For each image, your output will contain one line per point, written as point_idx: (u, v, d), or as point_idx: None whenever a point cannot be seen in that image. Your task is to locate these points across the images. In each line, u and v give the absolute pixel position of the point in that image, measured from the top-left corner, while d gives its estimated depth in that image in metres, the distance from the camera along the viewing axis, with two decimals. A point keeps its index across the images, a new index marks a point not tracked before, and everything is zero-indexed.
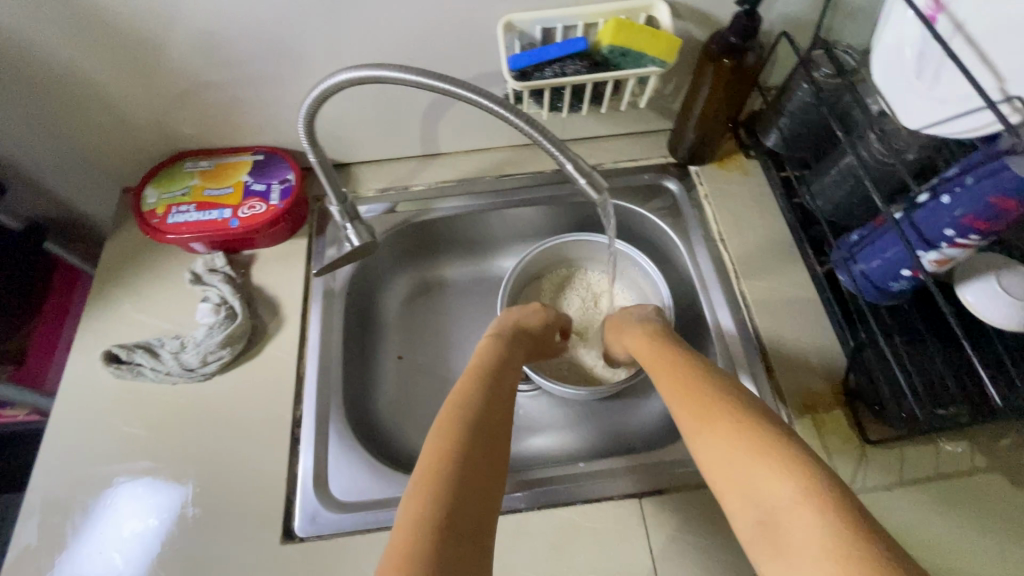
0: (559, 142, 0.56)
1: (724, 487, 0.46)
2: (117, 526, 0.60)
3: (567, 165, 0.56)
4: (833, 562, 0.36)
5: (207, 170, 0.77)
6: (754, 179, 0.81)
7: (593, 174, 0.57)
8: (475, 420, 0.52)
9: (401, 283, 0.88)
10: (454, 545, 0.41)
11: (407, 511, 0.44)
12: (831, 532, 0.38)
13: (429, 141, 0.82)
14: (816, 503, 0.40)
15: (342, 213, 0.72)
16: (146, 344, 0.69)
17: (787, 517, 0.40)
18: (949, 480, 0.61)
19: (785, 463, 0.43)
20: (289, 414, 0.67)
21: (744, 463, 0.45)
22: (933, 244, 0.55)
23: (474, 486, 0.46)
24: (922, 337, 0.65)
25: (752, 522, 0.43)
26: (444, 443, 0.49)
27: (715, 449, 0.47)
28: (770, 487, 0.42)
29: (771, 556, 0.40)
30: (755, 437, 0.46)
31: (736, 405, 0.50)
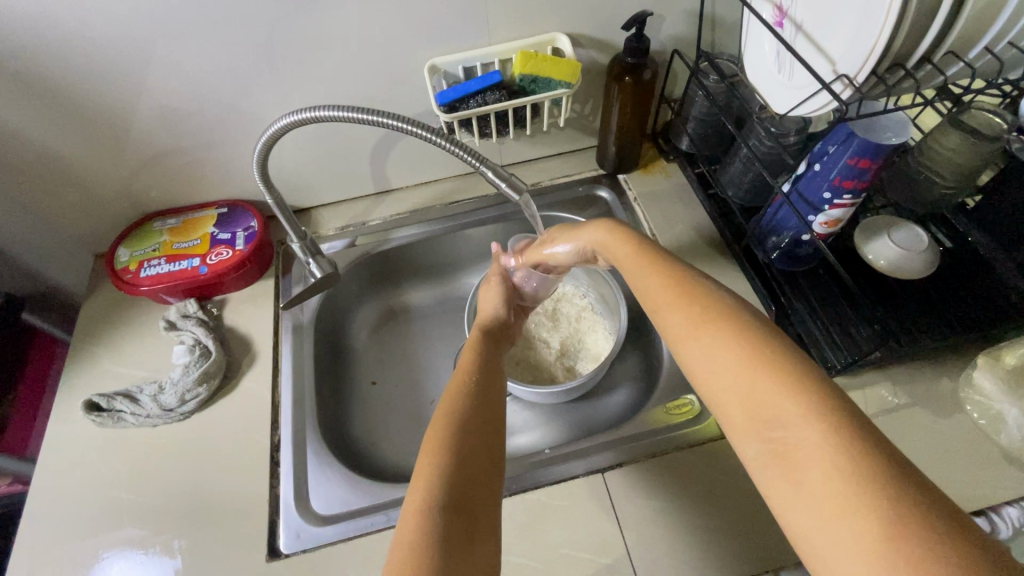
0: (479, 153, 0.63)
1: (729, 405, 0.43)
2: None
3: (487, 173, 0.63)
4: (848, 482, 0.36)
5: (175, 226, 0.83)
6: (675, 179, 0.90)
7: (512, 178, 0.64)
8: (468, 409, 0.52)
9: (369, 313, 0.94)
10: (459, 531, 0.42)
11: (409, 504, 0.43)
12: (845, 450, 0.37)
13: (380, 178, 0.90)
14: (830, 422, 0.38)
15: (303, 249, 0.79)
16: (126, 391, 0.72)
17: (799, 437, 0.39)
18: (877, 417, 0.67)
19: (798, 382, 0.41)
20: (268, 440, 0.70)
21: (753, 384, 0.42)
22: (818, 209, 0.64)
23: (475, 467, 0.47)
24: (835, 296, 0.72)
25: (759, 441, 0.41)
26: (440, 435, 0.49)
27: (719, 366, 0.45)
28: (783, 406, 0.40)
29: (780, 478, 0.39)
30: (762, 354, 0.44)
31: (736, 320, 0.47)
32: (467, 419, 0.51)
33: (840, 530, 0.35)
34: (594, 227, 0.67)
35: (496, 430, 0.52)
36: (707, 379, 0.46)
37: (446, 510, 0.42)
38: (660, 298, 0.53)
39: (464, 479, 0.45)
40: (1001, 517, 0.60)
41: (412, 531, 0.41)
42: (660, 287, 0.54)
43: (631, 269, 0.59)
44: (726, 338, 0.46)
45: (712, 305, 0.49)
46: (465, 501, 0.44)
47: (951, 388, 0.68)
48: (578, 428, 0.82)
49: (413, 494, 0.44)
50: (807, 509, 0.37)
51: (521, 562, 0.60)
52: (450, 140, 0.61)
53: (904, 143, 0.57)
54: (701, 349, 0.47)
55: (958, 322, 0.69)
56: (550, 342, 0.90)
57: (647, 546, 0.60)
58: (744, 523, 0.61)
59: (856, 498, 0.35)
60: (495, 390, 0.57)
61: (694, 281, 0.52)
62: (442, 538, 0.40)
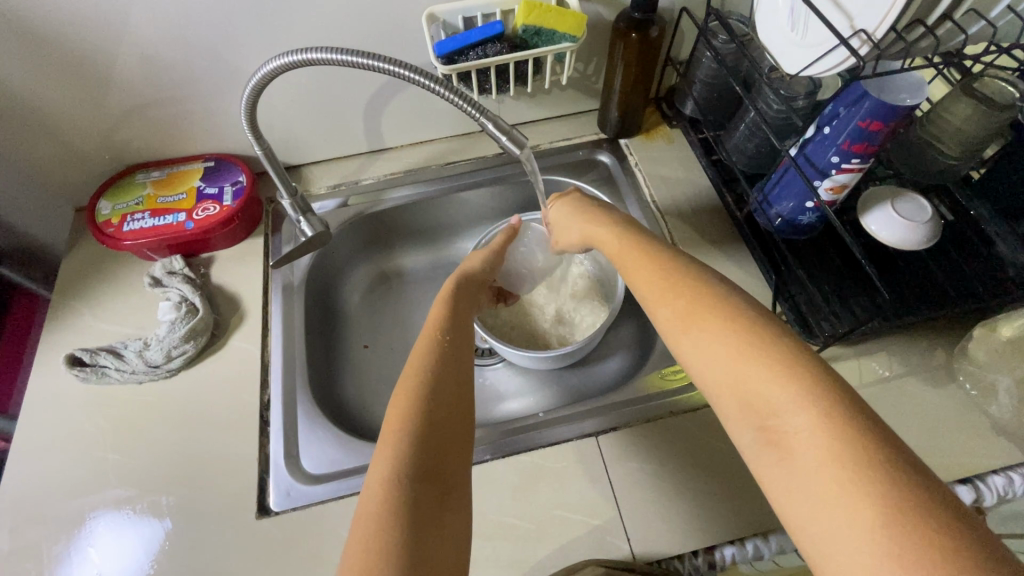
0: (479, 104, 0.60)
1: (723, 392, 0.43)
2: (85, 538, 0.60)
3: (488, 126, 0.60)
4: (843, 469, 0.35)
5: (160, 179, 0.80)
6: (677, 145, 0.88)
7: (513, 132, 0.61)
8: (435, 372, 0.50)
9: (361, 275, 0.92)
10: (428, 503, 0.41)
11: (374, 478, 0.42)
12: (840, 436, 0.36)
13: (374, 136, 0.87)
14: (824, 408, 0.38)
15: (294, 206, 0.76)
16: (111, 347, 0.70)
17: (794, 424, 0.38)
18: (872, 387, 0.67)
19: (792, 368, 0.40)
20: (257, 400, 0.69)
21: (747, 370, 0.42)
22: (825, 174, 0.63)
23: (443, 433, 0.46)
24: (836, 266, 0.71)
25: (752, 428, 0.41)
26: (408, 402, 0.47)
27: (714, 353, 0.44)
28: (777, 393, 0.40)
29: (775, 466, 0.38)
30: (756, 340, 0.43)
31: (729, 305, 0.46)
32: (436, 384, 0.49)
33: (834, 518, 0.35)
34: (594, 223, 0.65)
35: (467, 395, 0.50)
36: (701, 365, 0.45)
37: (414, 482, 0.42)
38: (652, 289, 0.52)
39: (431, 450, 0.44)
40: (987, 486, 0.60)
41: (379, 503, 0.40)
42: (653, 275, 0.53)
43: (626, 256, 0.58)
44: (721, 325, 0.45)
45: (702, 292, 0.48)
46: (433, 469, 0.43)
47: (945, 359, 0.68)
48: (571, 394, 0.82)
49: (378, 467, 0.43)
50: (801, 495, 0.36)
51: (514, 522, 0.60)
52: (450, 89, 0.58)
53: (919, 105, 0.55)
54: (696, 337, 0.46)
55: (956, 294, 0.68)
56: (546, 308, 0.90)
57: (638, 509, 0.61)
58: (738, 487, 0.61)
59: (851, 484, 0.35)
60: (466, 351, 0.55)
61: (686, 270, 0.52)
62: (410, 511, 0.40)
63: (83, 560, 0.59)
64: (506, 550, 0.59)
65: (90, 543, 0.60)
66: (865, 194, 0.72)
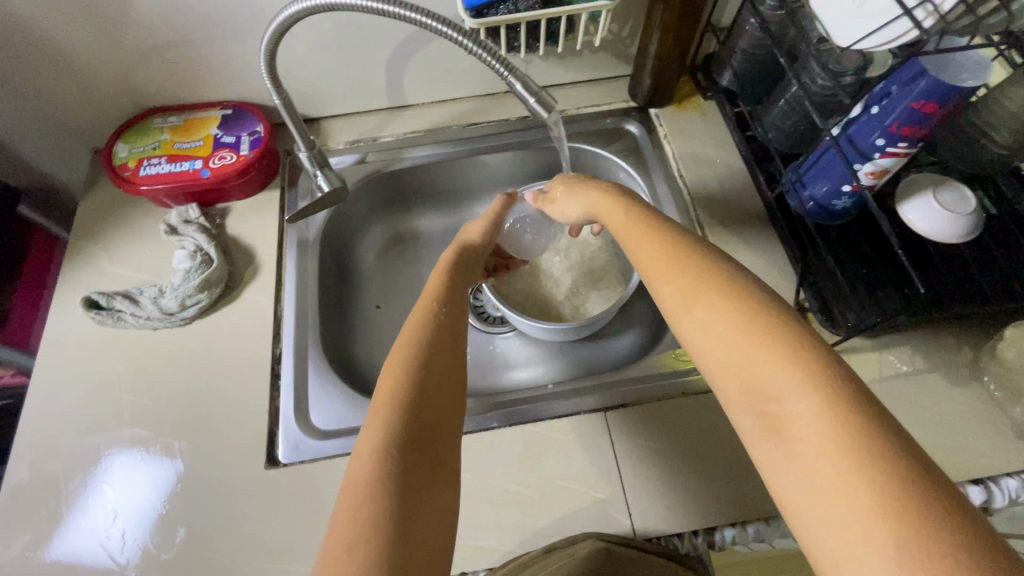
0: (507, 61, 0.57)
1: (723, 375, 0.41)
2: (105, 463, 0.62)
3: (516, 85, 0.57)
4: (844, 456, 0.33)
5: (177, 124, 0.78)
6: (710, 118, 0.84)
7: (542, 93, 0.59)
8: (425, 345, 0.49)
9: (376, 234, 0.91)
10: (415, 477, 0.41)
11: (361, 449, 0.42)
12: (842, 423, 0.34)
13: (396, 92, 0.84)
14: (828, 394, 0.36)
15: (311, 159, 0.74)
16: (126, 292, 0.70)
17: (795, 408, 0.36)
18: (891, 381, 0.65)
19: (796, 349, 0.38)
20: (268, 353, 0.69)
21: (750, 352, 0.40)
22: (867, 157, 0.60)
23: (430, 408, 0.45)
24: (867, 254, 0.68)
25: (751, 412, 0.38)
26: (397, 375, 0.46)
27: (715, 334, 0.42)
28: (780, 376, 0.38)
29: (774, 452, 0.36)
30: (760, 322, 0.41)
31: (733, 285, 0.44)
32: (427, 358, 0.48)
33: (834, 508, 0.33)
34: (593, 193, 0.62)
35: (457, 370, 0.49)
36: (702, 345, 0.43)
37: (401, 456, 0.41)
38: (651, 266, 0.49)
39: (422, 423, 0.44)
40: (999, 488, 0.59)
41: (363, 477, 0.40)
42: (654, 250, 0.50)
43: (627, 230, 0.55)
44: (723, 304, 0.43)
45: (705, 270, 0.45)
46: (420, 444, 0.42)
47: (971, 358, 0.66)
48: (582, 368, 0.81)
49: (365, 439, 0.42)
50: (800, 484, 0.34)
51: (518, 491, 0.61)
52: (478, 43, 0.55)
53: (980, 87, 0.51)
54: (696, 317, 0.43)
55: (992, 291, 0.64)
56: (560, 279, 0.88)
57: (641, 485, 0.61)
58: (744, 472, 0.61)
59: (854, 473, 0.32)
60: (460, 323, 0.54)
61: (690, 246, 0.49)
62: (398, 483, 0.40)
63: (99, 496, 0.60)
64: (508, 517, 0.59)
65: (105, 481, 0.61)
66: (908, 179, 0.69)
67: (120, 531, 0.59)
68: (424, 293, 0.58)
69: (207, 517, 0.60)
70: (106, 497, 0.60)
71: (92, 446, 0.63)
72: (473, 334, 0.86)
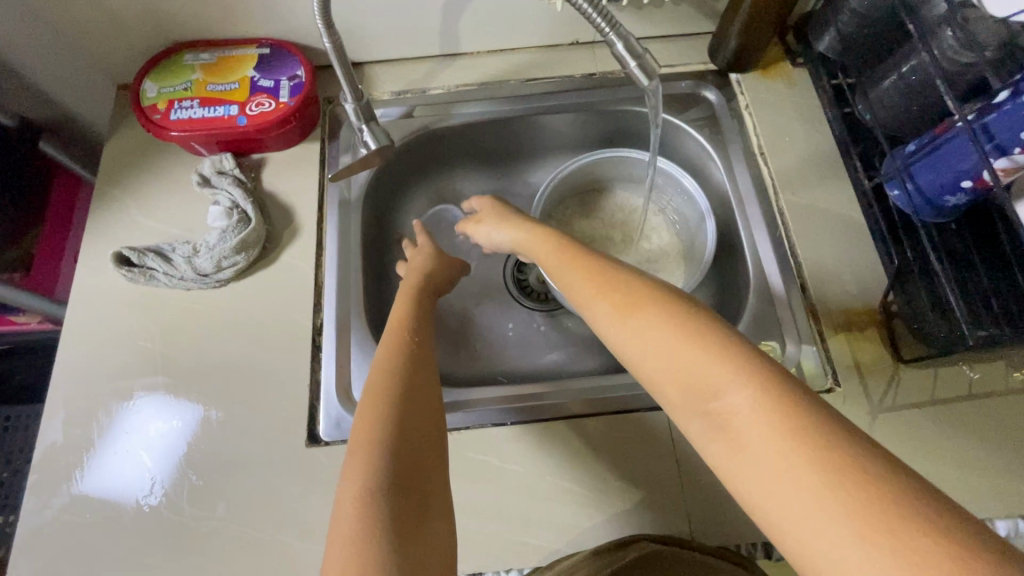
0: (609, 14, 0.47)
1: (666, 386, 0.38)
2: (141, 428, 0.60)
3: (617, 45, 0.48)
4: (793, 445, 0.31)
5: (210, 63, 0.70)
6: (798, 89, 0.75)
7: (645, 57, 0.49)
8: (394, 377, 0.48)
9: (418, 196, 0.84)
10: (408, 514, 0.38)
11: (347, 492, 0.39)
12: (777, 410, 0.33)
13: (450, 38, 0.75)
14: (758, 386, 0.34)
15: (358, 113, 0.66)
16: (158, 249, 0.66)
17: (735, 405, 0.34)
18: (983, 400, 0.60)
19: (721, 346, 0.37)
20: (309, 323, 0.65)
21: (685, 354, 0.37)
22: (1005, 151, 0.51)
23: (411, 440, 0.43)
24: (971, 258, 0.61)
25: (698, 418, 0.36)
26: (371, 416, 0.44)
27: (654, 342, 0.39)
28: (715, 373, 0.36)
29: (728, 458, 0.33)
30: (688, 325, 0.39)
31: (670, 296, 0.42)
32: (400, 390, 0.46)
33: (797, 501, 0.30)
34: (518, 228, 0.60)
35: (436, 402, 0.48)
36: (642, 356, 0.40)
37: (388, 494, 0.39)
38: (581, 290, 0.47)
39: (403, 463, 0.41)
40: None
41: (354, 523, 0.37)
42: (578, 276, 0.48)
43: (553, 263, 0.53)
44: (658, 311, 0.41)
45: (636, 285, 0.44)
46: (406, 478, 0.40)
47: None
48: None
49: (350, 483, 0.40)
50: (765, 492, 0.31)
51: (570, 488, 0.58)
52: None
53: None
54: (635, 329, 0.41)
55: None
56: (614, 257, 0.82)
57: (702, 491, 0.57)
58: None
59: (804, 461, 0.30)
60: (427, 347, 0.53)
61: (615, 266, 0.47)
62: (388, 523, 0.37)
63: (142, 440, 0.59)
64: (559, 514, 0.57)
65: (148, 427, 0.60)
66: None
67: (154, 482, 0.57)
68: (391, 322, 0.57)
69: (247, 493, 0.57)
70: (144, 463, 0.58)
71: (124, 412, 0.60)
72: (516, 308, 0.82)
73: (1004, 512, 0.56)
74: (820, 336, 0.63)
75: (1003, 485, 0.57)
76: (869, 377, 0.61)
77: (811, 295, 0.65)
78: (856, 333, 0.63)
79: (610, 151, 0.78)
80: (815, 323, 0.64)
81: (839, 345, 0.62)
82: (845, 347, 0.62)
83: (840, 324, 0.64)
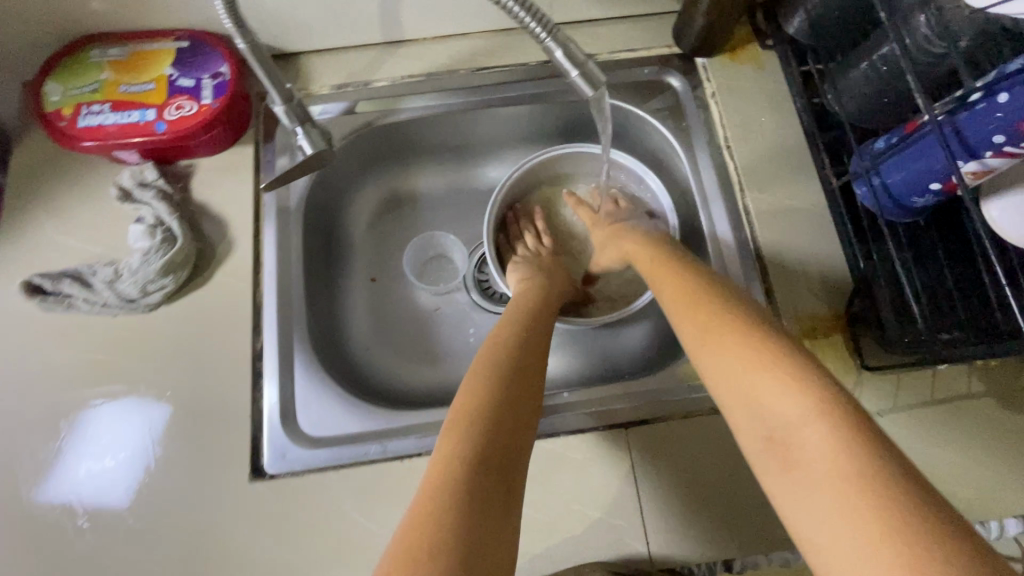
0: (546, 19, 0.43)
1: (738, 409, 0.46)
2: (103, 436, 0.57)
3: (556, 53, 0.44)
4: (841, 471, 0.39)
5: (121, 59, 0.63)
6: (768, 74, 0.70)
7: (588, 64, 0.45)
8: (502, 365, 0.54)
9: (368, 197, 0.78)
10: (485, 495, 0.44)
11: (436, 460, 0.46)
12: (844, 442, 0.40)
13: (391, 24, 0.69)
14: (828, 418, 0.41)
15: (289, 114, 0.60)
16: (76, 273, 0.60)
17: (802, 433, 0.42)
18: (944, 405, 0.59)
19: (809, 381, 0.44)
20: (248, 347, 0.61)
21: (759, 385, 0.45)
22: (975, 154, 0.48)
23: (500, 431, 0.49)
24: (936, 258, 0.59)
25: (759, 437, 0.44)
26: (471, 394, 0.51)
27: (731, 366, 0.47)
28: (785, 406, 0.43)
29: (778, 469, 0.42)
30: (776, 360, 0.46)
31: (762, 332, 0.48)
32: (498, 384, 0.52)
33: (833, 514, 0.38)
34: (629, 243, 0.66)
35: (529, 397, 0.53)
36: (716, 378, 0.48)
37: (472, 472, 0.45)
38: (671, 306, 0.56)
39: (495, 452, 0.47)
40: None
41: (440, 492, 0.43)
42: (669, 283, 0.57)
43: (653, 273, 0.60)
44: (736, 338, 0.48)
45: (718, 309, 0.52)
46: (491, 461, 0.46)
47: None
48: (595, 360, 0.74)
49: (440, 454, 0.47)
50: (806, 504, 0.39)
51: (528, 512, 0.56)
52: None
53: None
54: (719, 352, 0.49)
55: None
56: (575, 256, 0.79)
57: (660, 510, 0.56)
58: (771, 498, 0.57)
59: (853, 487, 0.38)
60: (534, 349, 0.58)
61: (710, 285, 0.55)
62: (470, 500, 0.43)
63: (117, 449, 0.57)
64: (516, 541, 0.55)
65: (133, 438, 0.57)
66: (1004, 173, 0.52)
67: (107, 497, 0.55)
68: (496, 323, 0.62)
69: (188, 533, 0.54)
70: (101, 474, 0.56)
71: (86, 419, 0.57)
72: (478, 313, 0.77)
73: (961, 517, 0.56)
74: None
75: (963, 490, 0.56)
76: None
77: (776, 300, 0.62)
78: (820, 339, 0.61)
79: (570, 145, 0.74)
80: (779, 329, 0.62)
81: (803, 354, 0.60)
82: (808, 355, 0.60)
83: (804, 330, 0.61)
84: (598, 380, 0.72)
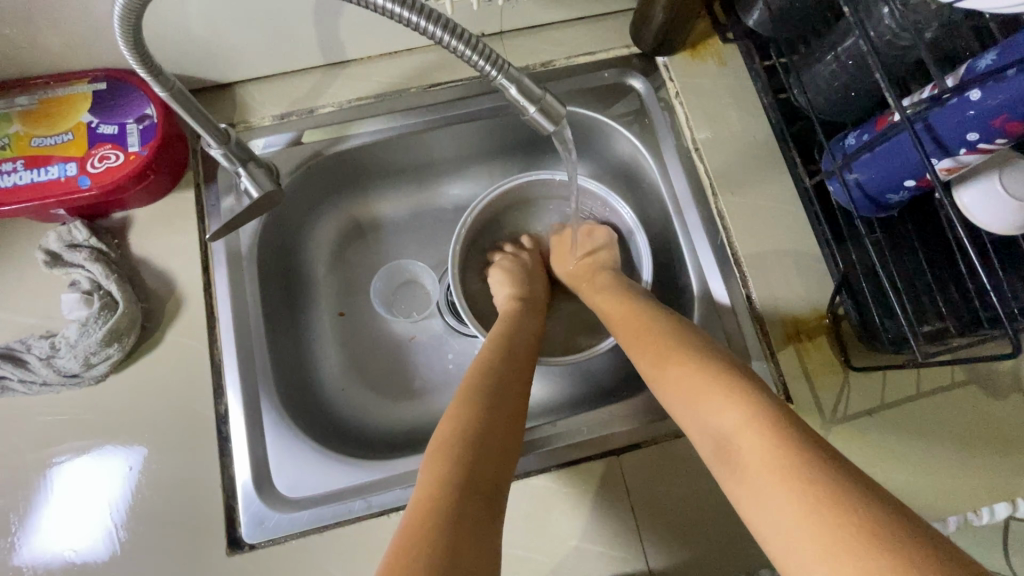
0: (497, 54, 0.40)
1: (691, 425, 0.47)
2: (72, 494, 0.53)
3: (511, 91, 0.41)
4: (779, 472, 0.39)
5: (30, 108, 0.57)
6: (731, 70, 0.68)
7: (545, 98, 0.43)
8: (491, 377, 0.52)
9: (328, 227, 0.74)
10: (478, 513, 0.41)
11: (425, 476, 0.43)
12: (777, 442, 0.40)
13: (332, 45, 0.64)
14: (762, 423, 0.42)
15: (228, 158, 0.54)
16: (8, 351, 0.55)
17: (742, 438, 0.42)
18: (930, 398, 0.59)
19: (741, 392, 0.45)
20: (211, 411, 0.57)
21: (703, 398, 0.46)
22: (949, 151, 0.47)
23: (491, 443, 0.46)
24: (913, 250, 0.58)
25: (711, 448, 0.44)
26: (463, 406, 0.48)
27: (680, 384, 0.48)
28: (725, 415, 0.44)
29: (731, 475, 0.42)
30: (716, 372, 0.47)
31: (703, 353, 0.49)
32: (489, 395, 0.49)
33: (780, 511, 0.38)
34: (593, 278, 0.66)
35: (518, 411, 0.50)
36: (670, 398, 0.49)
37: (463, 489, 0.42)
38: (624, 333, 0.57)
39: (482, 466, 0.44)
40: None
41: (426, 506, 0.40)
42: (618, 307, 0.59)
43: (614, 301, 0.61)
44: (688, 359, 0.49)
45: (667, 335, 0.53)
46: (480, 477, 0.43)
47: (1014, 365, 0.60)
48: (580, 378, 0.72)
49: (428, 469, 0.43)
50: (757, 500, 0.40)
51: (525, 555, 0.54)
52: (453, 31, 0.37)
53: None
54: (668, 376, 0.49)
55: None
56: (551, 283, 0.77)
57: (661, 535, 0.55)
58: None
59: (791, 487, 0.38)
60: (524, 365, 0.55)
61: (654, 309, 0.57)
62: (461, 516, 0.40)
63: (93, 506, 0.53)
64: None
65: (113, 496, 0.54)
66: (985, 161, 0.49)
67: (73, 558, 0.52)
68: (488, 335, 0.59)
69: None
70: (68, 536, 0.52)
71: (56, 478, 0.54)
72: (455, 338, 0.74)
73: (953, 509, 0.56)
74: (769, 349, 0.60)
75: (952, 479, 0.57)
76: (820, 388, 0.58)
77: (757, 306, 0.61)
78: (805, 342, 0.60)
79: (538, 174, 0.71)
80: (764, 336, 0.61)
81: (788, 359, 0.59)
82: (794, 360, 0.59)
83: (788, 334, 0.60)
84: (585, 399, 0.70)
